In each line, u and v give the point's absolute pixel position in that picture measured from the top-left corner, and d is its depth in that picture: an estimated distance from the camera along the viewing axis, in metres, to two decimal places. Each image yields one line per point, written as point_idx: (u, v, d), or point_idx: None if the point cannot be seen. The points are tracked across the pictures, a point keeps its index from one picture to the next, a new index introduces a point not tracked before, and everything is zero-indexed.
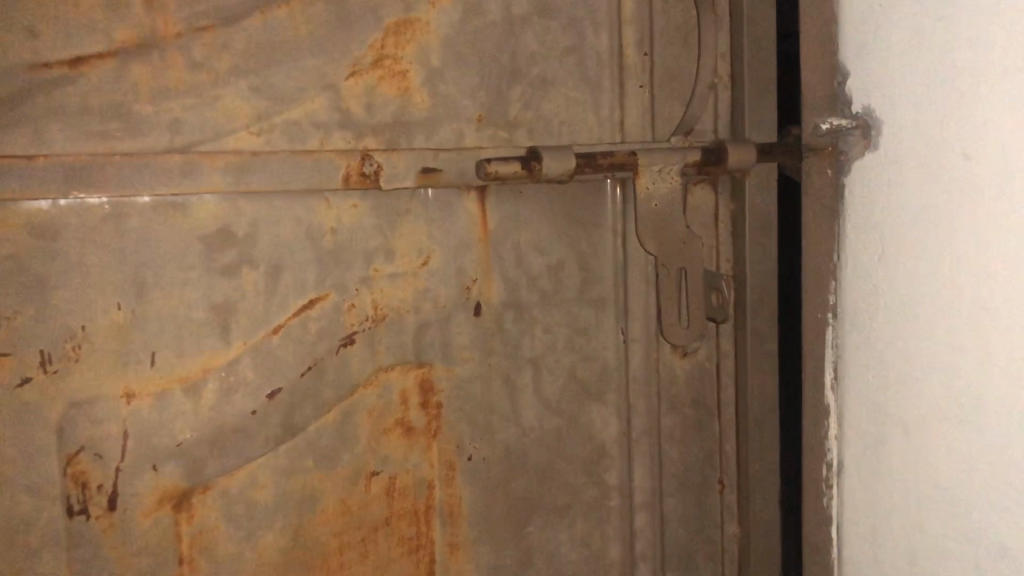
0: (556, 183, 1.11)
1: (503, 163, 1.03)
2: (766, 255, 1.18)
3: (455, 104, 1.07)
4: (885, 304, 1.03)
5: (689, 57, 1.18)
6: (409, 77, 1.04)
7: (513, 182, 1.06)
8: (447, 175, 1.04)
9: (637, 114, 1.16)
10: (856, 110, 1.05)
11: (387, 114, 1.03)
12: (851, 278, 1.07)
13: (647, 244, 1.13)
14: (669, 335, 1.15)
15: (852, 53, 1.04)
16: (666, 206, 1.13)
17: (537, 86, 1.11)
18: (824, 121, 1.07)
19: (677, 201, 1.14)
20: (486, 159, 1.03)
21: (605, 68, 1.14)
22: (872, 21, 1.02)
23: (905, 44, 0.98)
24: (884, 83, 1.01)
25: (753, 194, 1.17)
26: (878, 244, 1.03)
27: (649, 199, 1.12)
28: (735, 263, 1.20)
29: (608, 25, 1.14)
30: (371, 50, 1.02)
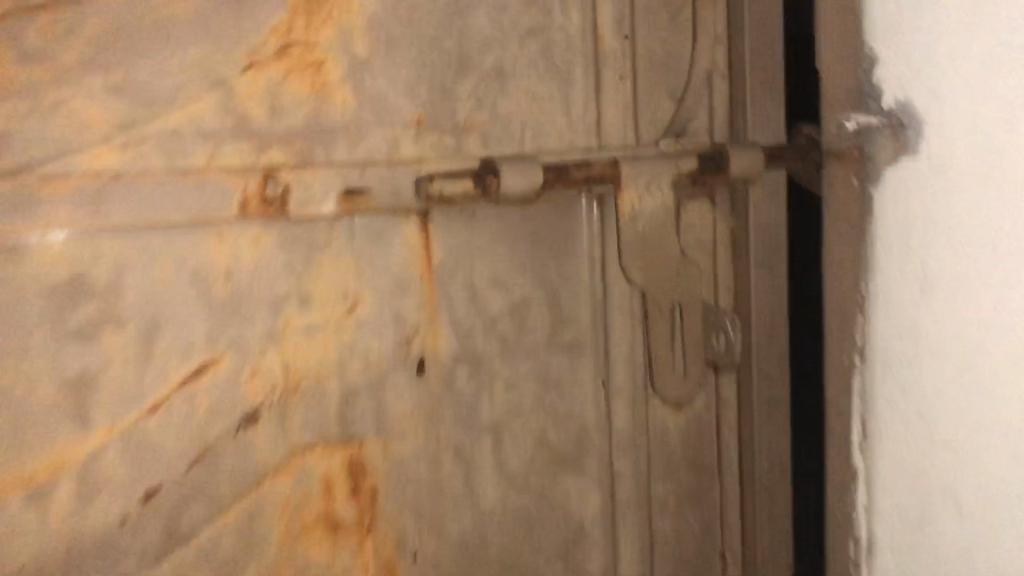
0: (519, 203, 0.88)
1: (449, 181, 0.81)
2: (773, 284, 0.98)
3: (387, 104, 0.83)
4: (913, 322, 0.81)
5: (678, 38, 0.97)
6: (326, 70, 0.80)
7: (464, 203, 0.85)
8: (378, 195, 0.80)
9: (618, 112, 0.94)
10: (888, 105, 0.81)
11: (298, 119, 0.79)
12: (886, 313, 0.83)
13: (634, 278, 0.92)
14: (660, 384, 0.95)
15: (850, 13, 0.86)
16: (655, 229, 0.92)
17: (492, 80, 0.88)
18: (847, 118, 0.83)
19: (670, 224, 0.93)
20: (428, 175, 0.82)
21: (576, 54, 0.92)
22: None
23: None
24: (893, 43, 0.80)
25: (759, 209, 0.96)
26: (905, 254, 0.81)
27: (634, 222, 0.91)
28: (737, 293, 0.98)
29: (579, 2, 0.92)
30: (274, 35, 0.78)
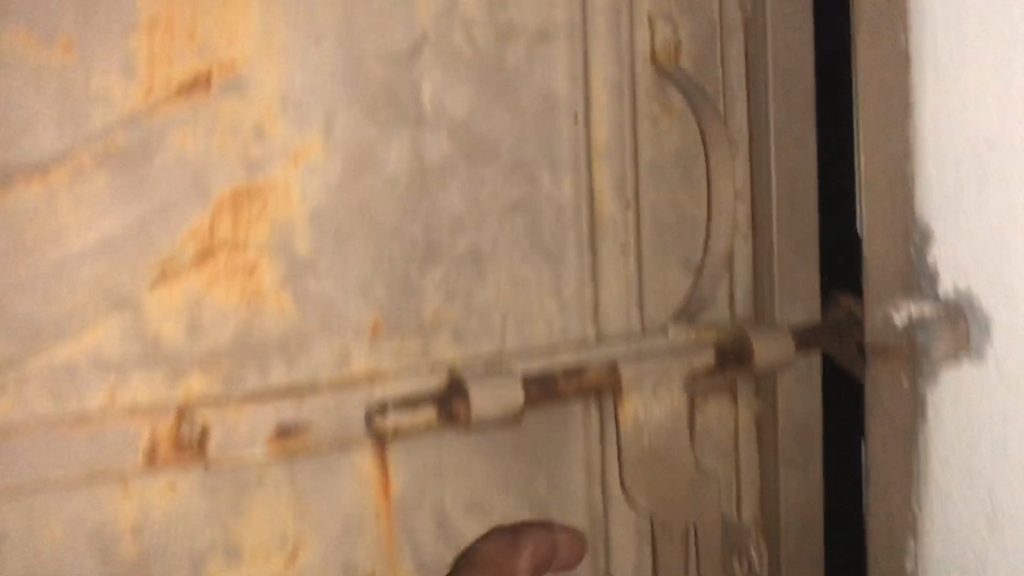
0: (497, 426, 0.73)
1: (408, 411, 0.68)
2: (805, 483, 0.85)
3: (336, 309, 0.68)
4: (956, 506, 0.74)
5: (689, 199, 0.83)
6: (259, 274, 0.66)
7: (432, 432, 0.71)
8: (320, 428, 0.66)
9: (619, 291, 0.79)
10: (945, 290, 0.73)
11: (225, 336, 0.66)
12: (947, 505, 0.74)
13: (638, 501, 0.76)
14: None
15: (938, 145, 0.73)
16: (664, 439, 0.77)
17: (467, 266, 0.73)
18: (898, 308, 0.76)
19: (681, 431, 0.78)
20: (382, 403, 0.68)
21: (569, 228, 0.78)
22: (953, 103, 0.71)
23: (969, 147, 0.71)
24: (942, 201, 0.73)
25: (789, 399, 0.83)
26: (954, 431, 0.74)
27: (640, 433, 0.76)
28: (762, 494, 0.84)
29: (571, 166, 0.77)
30: (193, 240, 0.64)
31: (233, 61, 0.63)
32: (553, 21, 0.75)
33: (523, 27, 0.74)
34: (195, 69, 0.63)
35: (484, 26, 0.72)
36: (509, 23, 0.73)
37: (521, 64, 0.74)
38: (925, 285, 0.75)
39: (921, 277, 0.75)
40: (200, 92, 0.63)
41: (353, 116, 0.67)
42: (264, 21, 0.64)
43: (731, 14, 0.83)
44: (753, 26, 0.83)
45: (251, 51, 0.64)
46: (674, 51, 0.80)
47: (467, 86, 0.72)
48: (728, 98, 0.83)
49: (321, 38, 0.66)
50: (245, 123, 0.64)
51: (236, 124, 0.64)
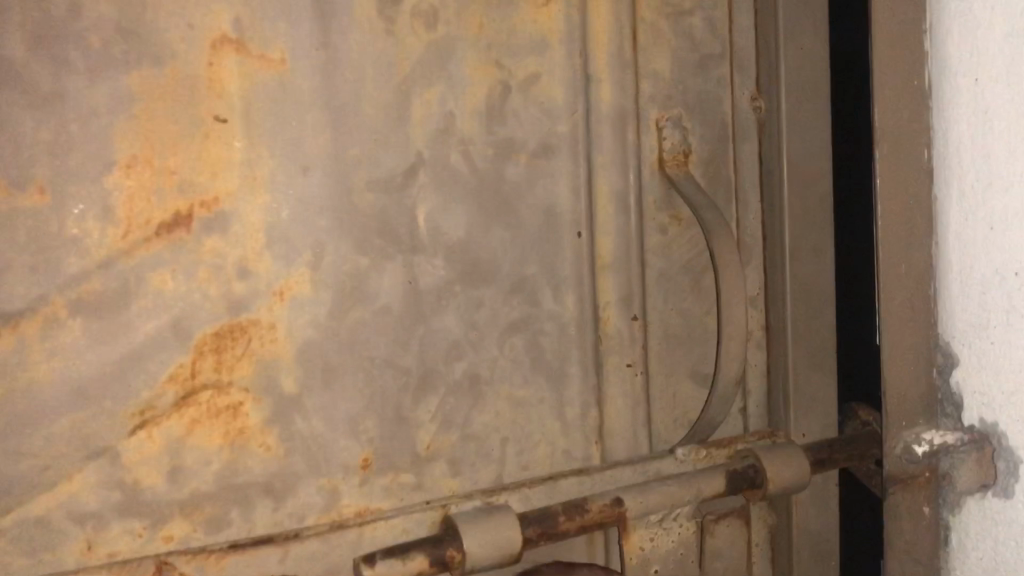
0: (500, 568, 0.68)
1: (396, 562, 0.62)
2: None
3: (325, 447, 0.65)
4: None
5: (699, 308, 0.79)
6: (244, 414, 0.63)
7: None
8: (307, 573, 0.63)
9: (626, 409, 0.76)
10: None
11: (208, 480, 0.62)
12: None
13: None
14: None
15: (965, 260, 0.57)
16: (670, 568, 0.75)
17: (464, 393, 0.70)
18: (917, 438, 0.58)
19: (688, 558, 0.75)
20: (368, 554, 0.62)
21: (573, 347, 0.74)
22: (986, 199, 0.55)
23: (996, 272, 0.54)
24: (965, 326, 0.57)
25: (804, 519, 0.80)
26: None
27: (646, 565, 0.73)
28: None
29: (575, 281, 0.74)
30: (173, 384, 0.61)
31: (216, 197, 0.61)
32: (555, 134, 0.72)
33: (523, 142, 0.71)
34: (176, 207, 0.60)
35: (482, 144, 0.69)
36: (509, 139, 0.70)
37: (520, 180, 0.71)
38: (950, 413, 0.59)
39: (945, 403, 0.59)
40: (180, 231, 0.60)
41: (343, 247, 0.65)
42: (248, 154, 0.62)
43: (744, 115, 0.79)
44: (767, 127, 0.79)
45: (234, 186, 0.61)
46: (683, 157, 0.76)
47: (464, 207, 0.69)
48: (740, 201, 0.80)
49: (309, 169, 0.63)
50: (229, 261, 0.61)
51: (218, 264, 0.61)
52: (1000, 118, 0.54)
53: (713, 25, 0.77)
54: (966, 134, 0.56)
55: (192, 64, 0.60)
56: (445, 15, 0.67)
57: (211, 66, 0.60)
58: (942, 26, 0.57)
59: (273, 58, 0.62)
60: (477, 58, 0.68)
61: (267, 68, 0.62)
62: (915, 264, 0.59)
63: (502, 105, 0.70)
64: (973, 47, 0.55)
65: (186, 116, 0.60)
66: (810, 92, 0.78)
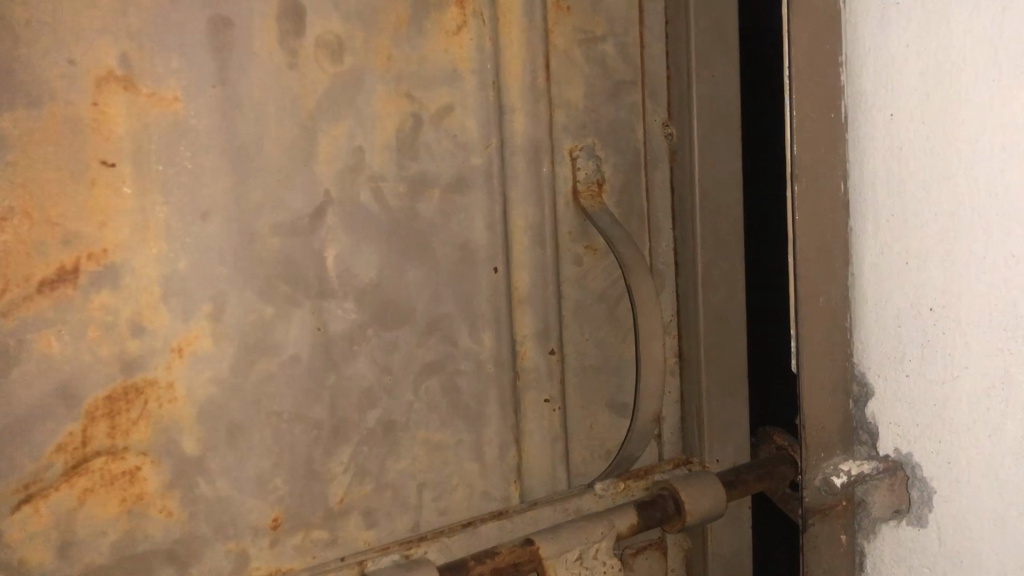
0: None
1: None
2: None
3: (232, 509, 0.61)
4: None
5: (615, 337, 0.78)
6: (143, 478, 0.58)
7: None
8: None
9: (544, 445, 0.74)
10: (885, 452, 0.57)
11: (103, 553, 0.58)
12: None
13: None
14: None
15: (881, 292, 0.56)
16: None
17: (379, 439, 0.67)
18: (836, 469, 0.58)
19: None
20: None
21: (490, 384, 0.72)
22: (899, 229, 0.54)
23: (912, 304, 0.54)
24: (883, 359, 0.57)
25: (719, 542, 0.80)
26: None
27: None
28: None
29: (492, 318, 0.71)
30: (62, 453, 0.56)
31: (106, 249, 0.56)
32: (470, 167, 0.69)
33: (436, 177, 0.68)
34: (61, 261, 0.55)
35: (392, 180, 0.66)
36: (421, 173, 0.67)
37: (433, 217, 0.68)
38: (864, 441, 0.59)
39: (859, 432, 0.59)
40: (66, 287, 0.55)
41: (248, 297, 0.60)
42: (142, 201, 0.57)
43: (656, 142, 0.78)
44: (678, 154, 0.78)
45: (126, 236, 0.57)
46: (597, 187, 0.75)
47: (376, 247, 0.66)
48: (654, 229, 0.79)
49: (209, 216, 0.59)
50: (122, 318, 0.57)
51: (108, 322, 0.56)
52: (912, 152, 0.53)
53: (626, 51, 0.76)
54: (882, 168, 0.55)
55: (74, 104, 0.55)
56: (353, 46, 0.64)
57: (96, 106, 0.55)
58: (859, 51, 0.56)
59: (166, 97, 0.57)
60: (386, 92, 0.65)
61: (160, 107, 0.57)
62: (836, 297, 0.58)
63: (413, 139, 0.67)
64: (887, 88, 0.55)
65: (69, 162, 0.55)
66: (719, 119, 0.77)
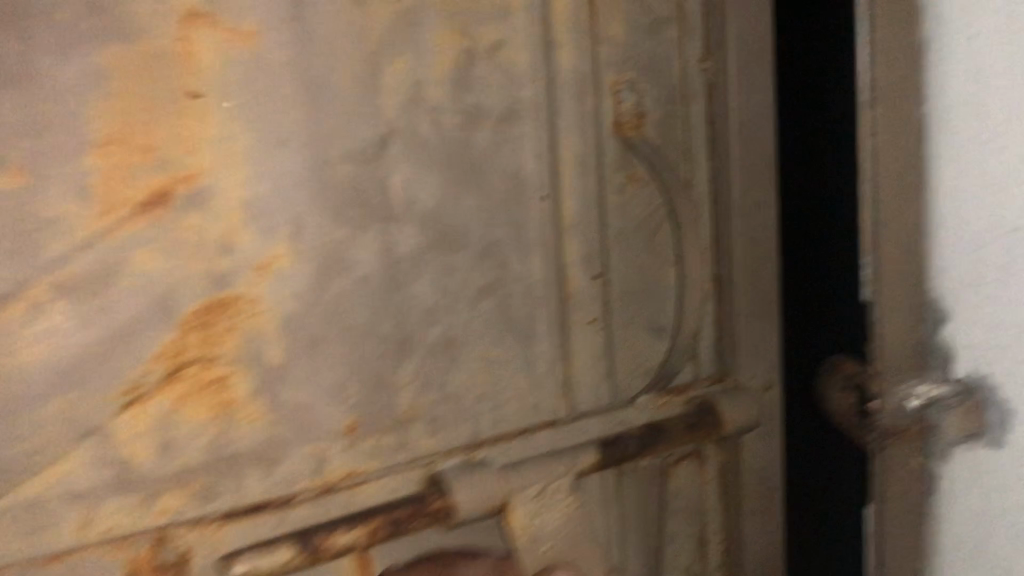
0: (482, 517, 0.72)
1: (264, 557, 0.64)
2: (770, 530, 0.88)
3: (311, 416, 0.67)
4: None
5: (656, 262, 0.82)
6: (231, 385, 0.64)
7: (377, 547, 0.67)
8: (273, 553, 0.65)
9: (591, 363, 0.79)
10: (960, 371, 0.69)
11: (197, 453, 0.63)
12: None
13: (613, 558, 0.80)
14: None
15: (959, 220, 0.67)
16: (567, 547, 0.76)
17: (439, 354, 0.72)
18: (912, 394, 0.69)
19: (581, 537, 0.77)
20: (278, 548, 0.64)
21: (540, 305, 0.77)
22: (973, 168, 0.66)
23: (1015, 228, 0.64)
24: (961, 278, 0.68)
25: (750, 453, 0.85)
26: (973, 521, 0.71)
27: (537, 544, 0.74)
28: (727, 537, 0.87)
29: (542, 242, 0.76)
30: (161, 361, 0.61)
31: (194, 173, 0.61)
32: (520, 99, 0.73)
33: (489, 109, 0.72)
34: (155, 185, 0.60)
35: (450, 112, 0.70)
36: (475, 105, 0.72)
37: (487, 147, 0.72)
38: (938, 365, 0.70)
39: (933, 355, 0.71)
40: (161, 210, 0.60)
41: (322, 220, 0.65)
42: (226, 129, 0.62)
43: (694, 76, 0.83)
44: (715, 88, 0.83)
45: (212, 162, 0.61)
46: (637, 121, 0.80)
47: (434, 174, 0.70)
48: (691, 160, 0.83)
49: (286, 143, 0.63)
50: (210, 238, 0.62)
51: (199, 241, 0.61)
52: (963, 110, 0.65)
53: None
54: (964, 115, 0.65)
55: (163, 39, 0.59)
56: None
57: (182, 40, 0.60)
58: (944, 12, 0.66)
59: (245, 31, 0.61)
60: (442, 27, 0.69)
61: (239, 41, 0.61)
62: (914, 222, 0.68)
63: (468, 73, 0.71)
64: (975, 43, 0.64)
65: (160, 93, 0.59)
66: (754, 56, 0.81)
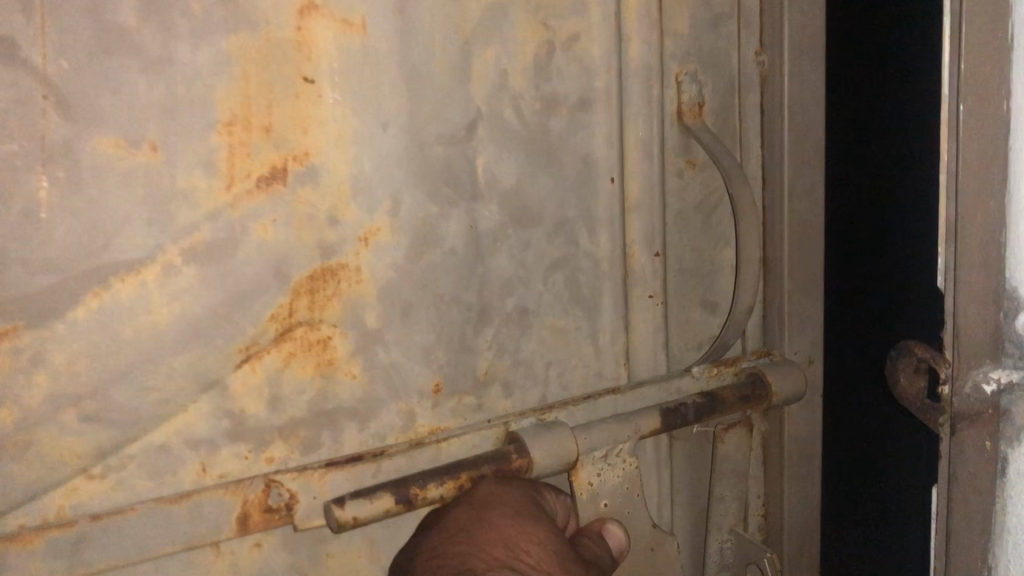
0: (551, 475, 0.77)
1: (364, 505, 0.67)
2: (807, 492, 0.94)
3: (403, 375, 0.73)
4: None
5: (708, 242, 0.89)
6: (333, 346, 0.70)
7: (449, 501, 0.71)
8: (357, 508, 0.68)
9: (650, 335, 0.86)
10: None
11: (301, 406, 0.70)
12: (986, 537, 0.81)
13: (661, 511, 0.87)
14: None
15: None
16: (619, 503, 0.79)
17: (515, 323, 0.78)
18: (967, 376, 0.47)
19: (635, 493, 0.80)
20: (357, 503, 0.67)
21: (605, 281, 0.83)
22: None
23: None
24: None
25: (792, 421, 0.91)
26: None
27: (596, 499, 0.78)
28: (767, 500, 0.94)
29: (610, 222, 0.82)
30: (273, 321, 0.68)
31: (306, 151, 0.67)
32: (593, 88, 0.80)
33: (566, 97, 0.78)
34: (273, 162, 0.66)
35: (530, 99, 0.76)
36: (553, 93, 0.78)
37: (562, 131, 0.78)
38: None
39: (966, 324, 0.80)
40: (277, 184, 0.66)
41: (417, 196, 0.71)
42: (336, 112, 0.68)
43: (749, 69, 0.89)
44: (767, 80, 0.89)
45: (322, 142, 0.67)
46: (697, 109, 0.86)
47: (515, 156, 0.76)
48: (744, 147, 0.90)
49: (387, 126, 0.69)
50: (320, 211, 0.68)
51: (311, 214, 0.68)
52: None
53: None
54: None
55: (283, 29, 0.65)
56: None
57: (299, 29, 0.66)
58: None
59: (355, 23, 0.67)
60: (527, 20, 0.75)
61: (350, 31, 0.67)
62: None
63: (548, 63, 0.77)
64: None
65: (279, 78, 0.65)
66: (808, 51, 0.87)
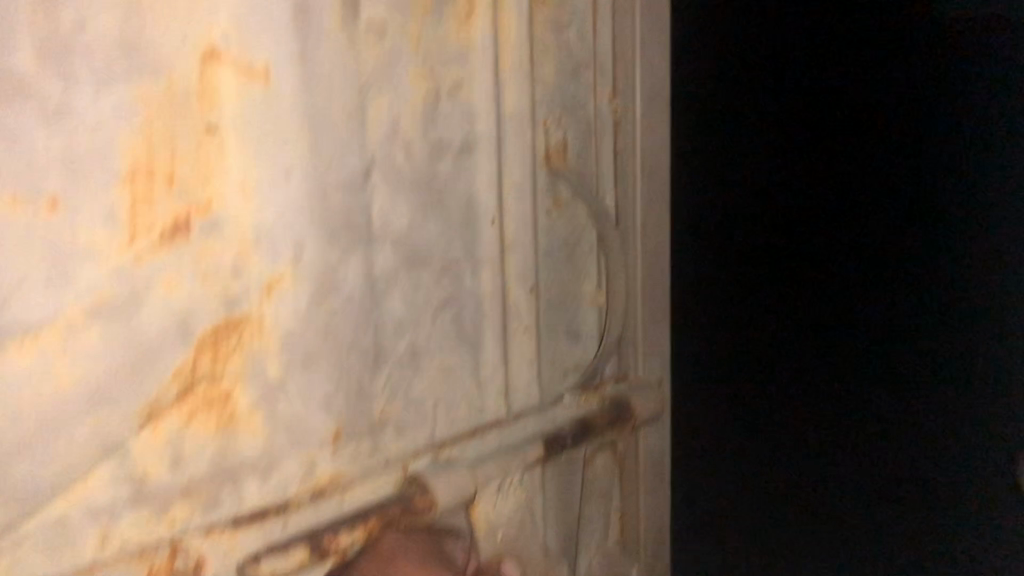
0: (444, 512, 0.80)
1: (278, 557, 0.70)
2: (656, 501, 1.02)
3: (305, 425, 0.72)
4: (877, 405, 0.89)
5: (571, 275, 0.95)
6: (235, 400, 0.68)
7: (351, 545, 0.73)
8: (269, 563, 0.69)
9: (525, 368, 0.90)
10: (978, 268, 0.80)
11: (203, 465, 0.67)
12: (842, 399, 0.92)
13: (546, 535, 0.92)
14: None
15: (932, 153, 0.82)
16: (512, 531, 0.88)
17: (407, 364, 0.80)
18: None
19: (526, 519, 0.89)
20: (259, 555, 0.69)
21: (485, 317, 0.86)
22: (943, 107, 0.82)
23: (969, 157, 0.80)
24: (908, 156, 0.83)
25: (646, 443, 0.99)
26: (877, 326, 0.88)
27: (491, 531, 0.86)
28: (623, 513, 1.01)
29: (489, 260, 0.86)
30: (177, 379, 0.65)
31: (209, 201, 0.65)
32: (474, 134, 0.83)
33: (451, 142, 0.81)
34: (176, 213, 0.63)
35: (419, 144, 0.79)
36: (439, 139, 0.80)
37: (448, 176, 0.81)
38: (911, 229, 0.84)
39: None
40: (182, 237, 0.64)
41: (320, 244, 0.71)
42: (240, 161, 0.66)
43: (604, 114, 0.96)
44: (621, 124, 0.97)
45: (225, 190, 0.66)
46: (561, 153, 0.92)
47: (406, 200, 0.78)
48: (601, 185, 0.96)
49: (291, 174, 0.69)
50: (225, 261, 0.66)
51: (215, 266, 0.66)
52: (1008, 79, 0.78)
53: (583, 36, 0.92)
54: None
55: (186, 76, 0.63)
56: (393, 28, 0.75)
57: (202, 78, 0.64)
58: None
59: (258, 70, 0.66)
60: (416, 68, 0.77)
61: (253, 79, 0.66)
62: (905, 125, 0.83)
63: (434, 110, 0.79)
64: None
65: (183, 127, 0.63)
66: (653, 96, 0.97)
